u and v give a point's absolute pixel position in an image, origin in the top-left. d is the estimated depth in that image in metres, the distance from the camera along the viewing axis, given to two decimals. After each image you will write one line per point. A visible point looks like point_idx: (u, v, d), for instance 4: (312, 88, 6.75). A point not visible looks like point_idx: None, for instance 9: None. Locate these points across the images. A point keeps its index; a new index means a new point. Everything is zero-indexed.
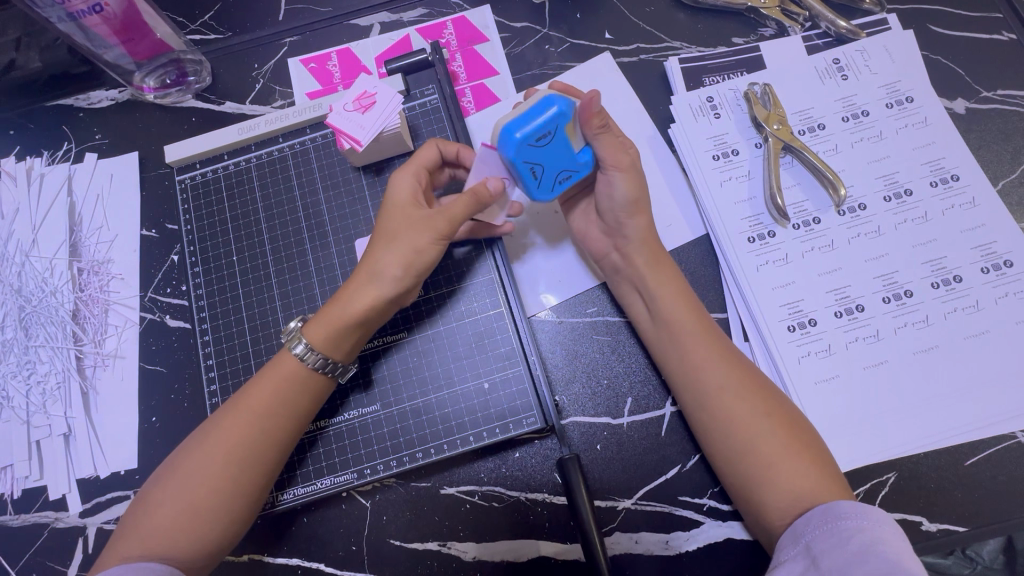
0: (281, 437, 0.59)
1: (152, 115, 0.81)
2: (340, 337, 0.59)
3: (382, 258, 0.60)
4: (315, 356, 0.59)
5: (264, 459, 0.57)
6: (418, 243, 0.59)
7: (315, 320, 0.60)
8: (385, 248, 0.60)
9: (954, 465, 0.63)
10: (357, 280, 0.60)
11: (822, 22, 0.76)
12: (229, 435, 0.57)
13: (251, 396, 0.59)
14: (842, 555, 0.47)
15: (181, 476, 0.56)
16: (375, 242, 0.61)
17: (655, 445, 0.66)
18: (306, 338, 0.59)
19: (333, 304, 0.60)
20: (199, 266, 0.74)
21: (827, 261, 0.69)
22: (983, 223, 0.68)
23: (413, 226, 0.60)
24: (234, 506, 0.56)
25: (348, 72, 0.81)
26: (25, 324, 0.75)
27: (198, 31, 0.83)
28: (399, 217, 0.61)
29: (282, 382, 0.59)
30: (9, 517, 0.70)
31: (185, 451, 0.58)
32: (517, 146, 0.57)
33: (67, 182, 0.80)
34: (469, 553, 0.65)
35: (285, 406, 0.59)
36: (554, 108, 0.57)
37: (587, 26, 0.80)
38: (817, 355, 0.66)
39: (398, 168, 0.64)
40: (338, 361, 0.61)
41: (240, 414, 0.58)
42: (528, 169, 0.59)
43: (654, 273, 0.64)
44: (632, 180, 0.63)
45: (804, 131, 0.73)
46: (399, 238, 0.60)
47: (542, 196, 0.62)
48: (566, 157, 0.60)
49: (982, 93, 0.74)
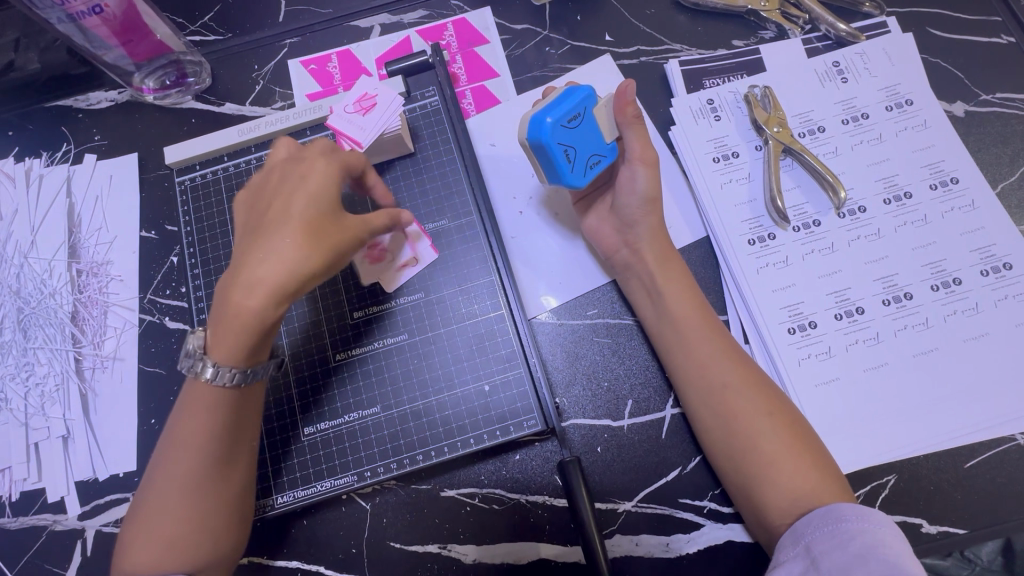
0: (232, 443, 0.57)
1: (151, 116, 0.80)
2: (248, 351, 0.54)
3: (288, 256, 0.54)
4: (229, 374, 0.55)
5: (219, 481, 0.57)
6: (337, 249, 0.56)
7: (218, 335, 0.54)
8: (290, 245, 0.54)
9: (953, 467, 0.63)
10: (246, 285, 0.53)
11: (821, 25, 0.76)
12: (183, 454, 0.55)
13: (191, 409, 0.56)
14: (841, 556, 0.47)
15: (149, 516, 0.56)
16: (276, 238, 0.55)
17: (655, 447, 0.66)
18: (217, 356, 0.54)
19: (229, 316, 0.53)
20: (198, 268, 0.74)
21: (827, 264, 0.69)
22: (982, 226, 0.68)
23: (332, 229, 0.56)
24: (213, 527, 0.56)
25: (348, 74, 0.81)
26: (23, 325, 0.75)
27: (198, 32, 0.82)
28: (313, 215, 0.56)
29: (213, 396, 0.55)
30: (7, 520, 0.70)
31: (146, 492, 0.57)
32: (551, 128, 0.57)
33: (66, 183, 0.79)
34: (469, 556, 0.65)
35: (230, 416, 0.56)
36: (580, 93, 0.60)
37: (588, 28, 0.80)
38: (817, 358, 0.66)
39: (317, 164, 0.60)
40: (250, 373, 0.56)
41: (179, 447, 0.56)
42: (564, 153, 0.59)
43: (665, 271, 0.65)
44: (653, 176, 0.65)
45: (804, 133, 0.73)
46: (314, 237, 0.55)
47: (577, 181, 0.61)
48: (595, 141, 0.62)
49: (981, 95, 0.75)
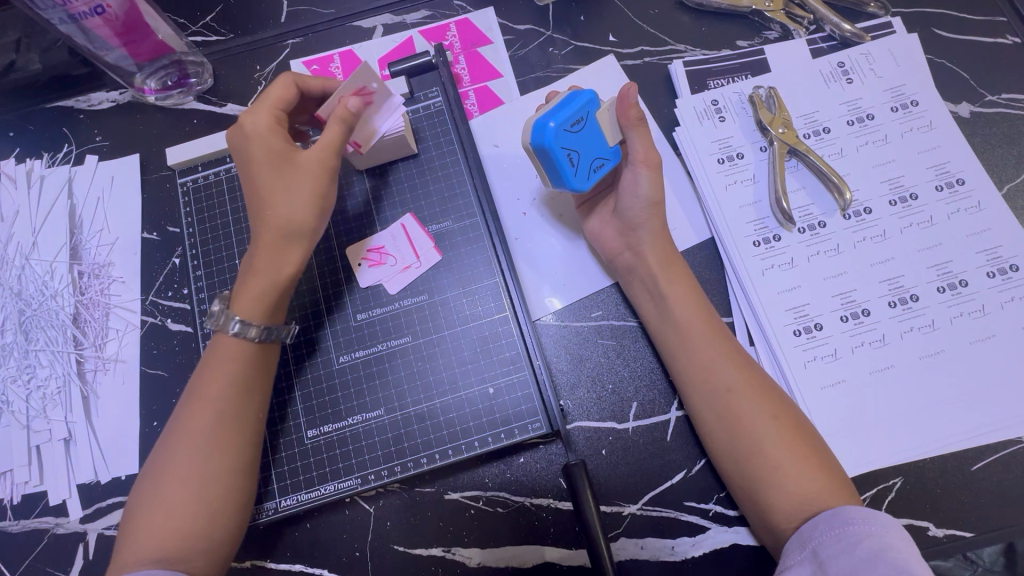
0: (248, 415, 0.58)
1: (153, 117, 0.80)
2: (274, 304, 0.60)
3: (284, 208, 0.59)
4: (255, 328, 0.59)
5: (227, 443, 0.57)
6: (318, 185, 0.60)
7: (240, 293, 0.60)
8: (281, 199, 0.60)
9: (960, 470, 0.62)
10: (269, 241, 0.60)
11: (826, 25, 0.76)
12: (196, 425, 0.56)
13: (214, 362, 0.59)
14: (848, 559, 0.47)
15: (160, 478, 0.55)
16: (266, 195, 0.60)
17: (661, 450, 0.65)
18: (238, 315, 0.59)
19: (257, 274, 0.59)
20: (200, 269, 0.74)
21: (833, 265, 0.68)
22: (988, 228, 0.68)
23: (297, 171, 0.60)
24: (214, 497, 0.55)
25: (351, 74, 0.80)
26: (25, 328, 0.74)
27: (200, 32, 0.82)
28: (281, 166, 0.60)
29: (232, 360, 0.59)
30: (8, 523, 0.69)
31: (159, 455, 0.57)
32: (555, 132, 0.57)
33: (67, 185, 0.79)
34: (474, 559, 0.65)
35: (239, 387, 0.58)
36: (583, 96, 0.60)
37: (592, 28, 0.80)
38: (823, 360, 0.65)
39: (251, 115, 0.62)
40: (277, 324, 0.61)
41: (198, 401, 0.57)
42: (567, 157, 0.59)
43: (669, 274, 0.64)
44: (656, 180, 0.65)
45: (809, 134, 0.73)
46: (292, 185, 0.60)
47: (581, 185, 0.61)
48: (598, 145, 0.61)
49: (987, 96, 0.74)
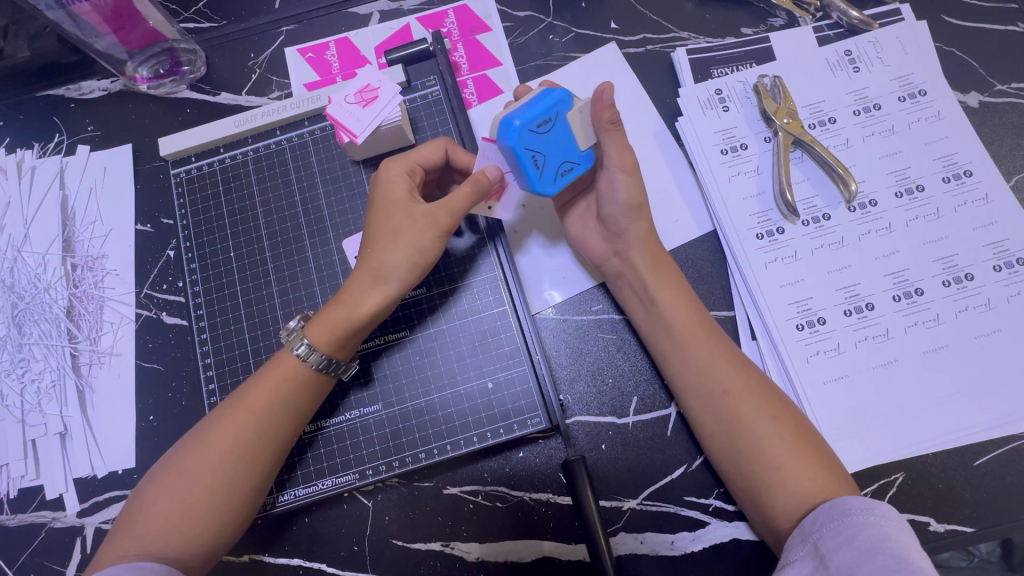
0: (283, 435, 0.58)
1: (145, 106, 0.78)
2: (345, 337, 0.59)
3: (382, 258, 0.58)
4: (317, 356, 0.58)
5: (260, 459, 0.56)
6: (421, 241, 0.58)
7: (317, 319, 0.59)
8: (385, 245, 0.59)
9: (961, 464, 0.62)
10: (358, 278, 0.59)
11: (833, 12, 0.74)
12: (226, 435, 0.56)
13: (267, 373, 0.59)
14: (848, 551, 0.46)
15: (176, 473, 0.55)
16: (373, 240, 0.60)
17: (660, 445, 0.65)
18: (309, 339, 0.58)
19: (337, 304, 0.59)
20: (195, 262, 0.72)
21: (837, 259, 0.67)
22: (995, 220, 0.67)
23: (410, 221, 0.59)
24: (232, 506, 0.55)
25: (347, 62, 0.79)
26: (17, 321, 0.73)
27: (192, 19, 0.80)
28: (397, 214, 0.59)
29: (281, 381, 0.58)
30: (6, 516, 0.69)
31: (179, 450, 0.57)
32: (518, 131, 0.54)
33: (58, 175, 0.78)
34: (472, 553, 0.64)
35: (286, 408, 0.58)
36: (554, 95, 0.55)
37: (593, 15, 0.78)
38: (826, 355, 0.65)
39: (388, 164, 0.62)
40: (340, 359, 0.60)
41: (240, 410, 0.57)
42: (529, 158, 0.55)
43: (657, 275, 0.63)
44: (634, 184, 0.62)
45: (814, 124, 0.71)
46: (402, 236, 0.58)
47: (544, 188, 0.58)
48: (567, 147, 0.57)
49: (996, 86, 0.73)
